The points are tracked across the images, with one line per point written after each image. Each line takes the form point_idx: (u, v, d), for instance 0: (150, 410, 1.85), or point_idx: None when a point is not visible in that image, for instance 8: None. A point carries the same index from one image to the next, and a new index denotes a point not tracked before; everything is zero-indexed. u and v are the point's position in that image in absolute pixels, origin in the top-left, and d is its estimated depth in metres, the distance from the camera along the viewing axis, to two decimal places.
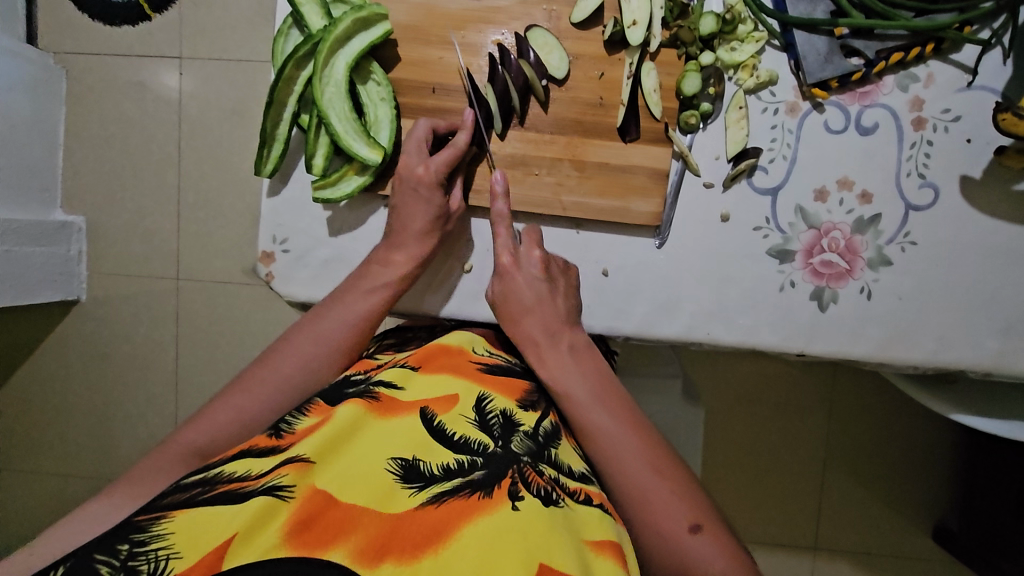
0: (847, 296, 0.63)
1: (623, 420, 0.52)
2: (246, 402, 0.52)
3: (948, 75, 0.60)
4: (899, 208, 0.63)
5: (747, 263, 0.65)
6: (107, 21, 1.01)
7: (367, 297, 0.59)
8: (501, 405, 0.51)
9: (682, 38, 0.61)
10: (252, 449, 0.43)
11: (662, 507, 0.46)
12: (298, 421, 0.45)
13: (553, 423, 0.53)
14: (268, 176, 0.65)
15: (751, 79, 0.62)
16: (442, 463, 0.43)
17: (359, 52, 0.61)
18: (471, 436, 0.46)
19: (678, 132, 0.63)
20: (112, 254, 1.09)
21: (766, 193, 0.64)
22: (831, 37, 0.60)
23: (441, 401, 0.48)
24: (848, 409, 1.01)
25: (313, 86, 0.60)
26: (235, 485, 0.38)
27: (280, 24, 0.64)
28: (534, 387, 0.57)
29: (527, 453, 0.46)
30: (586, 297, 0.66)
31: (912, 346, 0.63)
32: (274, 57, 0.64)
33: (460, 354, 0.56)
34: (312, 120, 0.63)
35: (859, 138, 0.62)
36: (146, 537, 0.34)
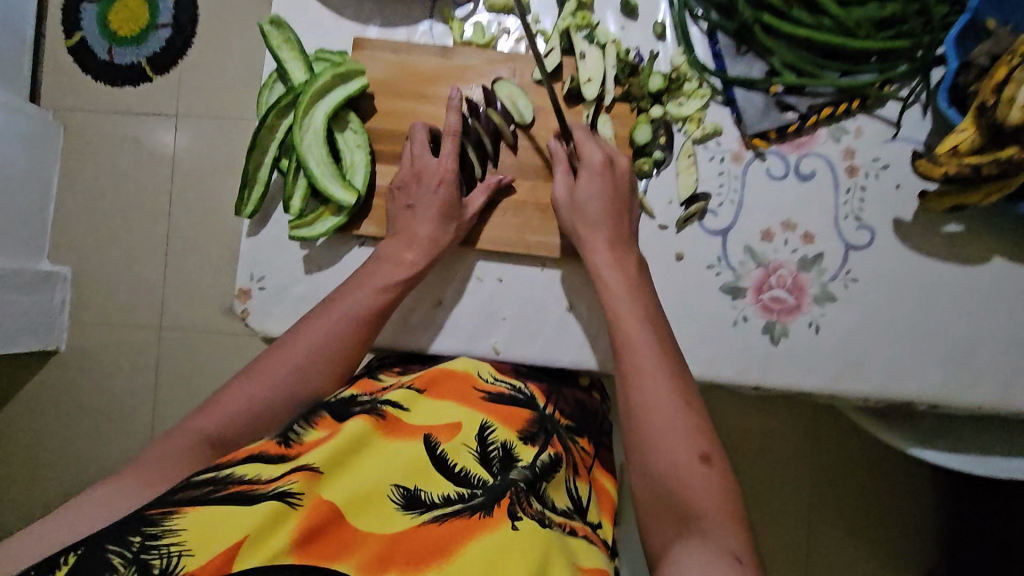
0: (797, 330, 0.66)
1: (666, 378, 0.55)
2: (256, 386, 0.54)
3: (876, 128, 0.67)
4: (839, 248, 0.67)
5: (702, 299, 0.68)
6: (112, 83, 1.07)
7: (369, 292, 0.61)
8: (503, 437, 0.54)
9: (633, 94, 0.67)
10: (258, 450, 0.45)
11: (683, 439, 0.52)
12: (305, 432, 0.48)
13: (551, 456, 0.55)
14: (248, 216, 0.69)
15: (697, 130, 0.68)
16: (443, 492, 0.46)
17: (337, 103, 0.66)
18: (472, 470, 0.49)
19: (633, 177, 0.68)
20: (94, 300, 1.11)
21: (716, 234, 0.68)
22: (767, 94, 0.66)
23: (444, 428, 0.52)
24: (825, 449, 1.02)
25: (293, 133, 0.65)
26: (246, 488, 0.41)
27: (265, 78, 0.69)
28: (535, 416, 0.59)
29: (522, 479, 0.50)
30: (551, 333, 0.69)
31: (864, 379, 0.66)
32: (259, 107, 0.69)
33: (465, 379, 0.59)
34: (291, 164, 0.68)
35: (798, 183, 0.67)
36: (158, 530, 0.37)
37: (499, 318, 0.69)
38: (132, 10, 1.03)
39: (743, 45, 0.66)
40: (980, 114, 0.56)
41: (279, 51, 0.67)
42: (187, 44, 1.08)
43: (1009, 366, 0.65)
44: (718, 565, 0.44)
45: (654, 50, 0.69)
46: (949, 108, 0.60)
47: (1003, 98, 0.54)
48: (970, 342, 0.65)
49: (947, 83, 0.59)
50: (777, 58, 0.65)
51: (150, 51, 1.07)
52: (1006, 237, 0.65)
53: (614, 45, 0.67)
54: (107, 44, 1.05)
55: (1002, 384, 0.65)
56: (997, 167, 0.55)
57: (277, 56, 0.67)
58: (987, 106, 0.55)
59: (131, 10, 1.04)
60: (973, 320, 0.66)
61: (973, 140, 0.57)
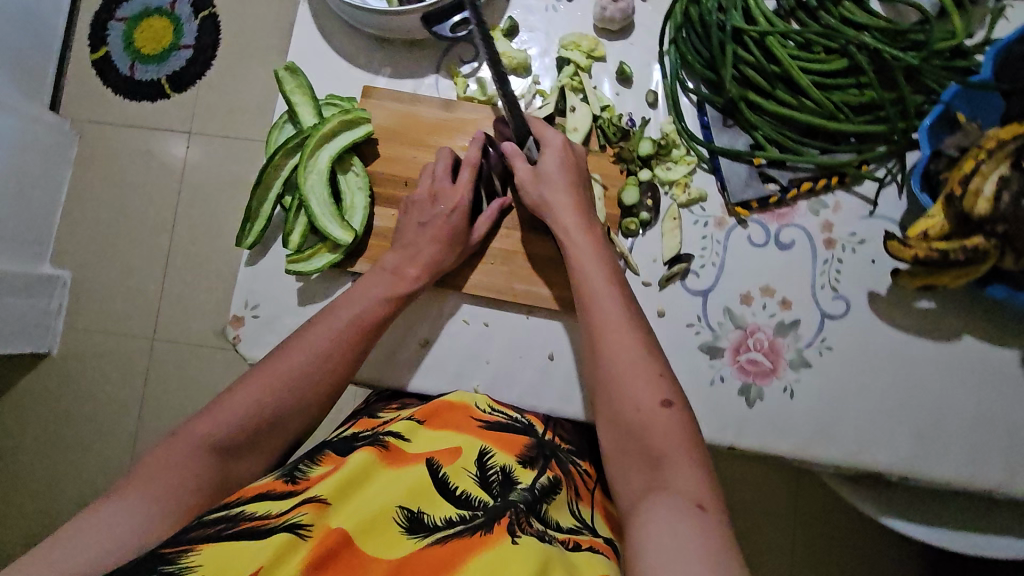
0: (772, 393, 0.68)
1: (625, 331, 0.56)
2: (256, 390, 0.56)
3: (853, 205, 0.70)
4: (815, 316, 0.69)
5: (681, 357, 0.70)
6: (131, 97, 1.14)
7: (372, 301, 0.63)
8: (501, 461, 0.57)
9: (623, 156, 0.71)
10: (267, 490, 0.48)
11: (644, 390, 0.53)
12: (311, 469, 0.51)
13: (550, 478, 0.57)
14: (248, 247, 0.72)
15: (683, 195, 0.71)
16: (445, 514, 0.49)
17: (342, 147, 0.69)
18: (471, 492, 0.52)
19: (621, 235, 0.71)
20: (91, 309, 1.14)
21: (697, 294, 0.71)
22: (750, 165, 0.70)
23: (445, 454, 0.55)
24: (807, 515, 1.03)
25: (298, 173, 0.68)
26: (256, 524, 0.43)
27: (276, 119, 0.73)
28: (533, 442, 0.62)
29: (522, 500, 0.52)
30: (532, 380, 0.71)
31: (834, 446, 0.67)
32: (267, 145, 0.72)
33: (462, 412, 0.62)
34: (294, 202, 0.71)
35: (779, 251, 0.70)
36: (176, 567, 0.39)
37: (482, 361, 0.71)
38: (156, 31, 1.12)
39: (729, 119, 0.70)
40: (949, 204, 0.59)
41: (291, 95, 0.71)
42: (205, 65, 1.15)
43: (974, 443, 0.66)
44: (682, 515, 0.45)
45: (645, 117, 0.72)
46: (921, 193, 0.63)
47: (969, 190, 0.57)
48: (935, 417, 0.67)
49: (920, 170, 0.63)
50: (761, 132, 0.68)
51: (169, 69, 1.14)
52: (976, 316, 0.68)
53: (606, 110, 0.72)
54: (130, 61, 1.13)
55: (968, 460, 0.66)
56: (964, 254, 0.58)
57: (288, 100, 0.70)
58: (955, 196, 0.58)
59: (155, 31, 1.12)
60: (940, 395, 0.68)
61: (942, 228, 0.60)
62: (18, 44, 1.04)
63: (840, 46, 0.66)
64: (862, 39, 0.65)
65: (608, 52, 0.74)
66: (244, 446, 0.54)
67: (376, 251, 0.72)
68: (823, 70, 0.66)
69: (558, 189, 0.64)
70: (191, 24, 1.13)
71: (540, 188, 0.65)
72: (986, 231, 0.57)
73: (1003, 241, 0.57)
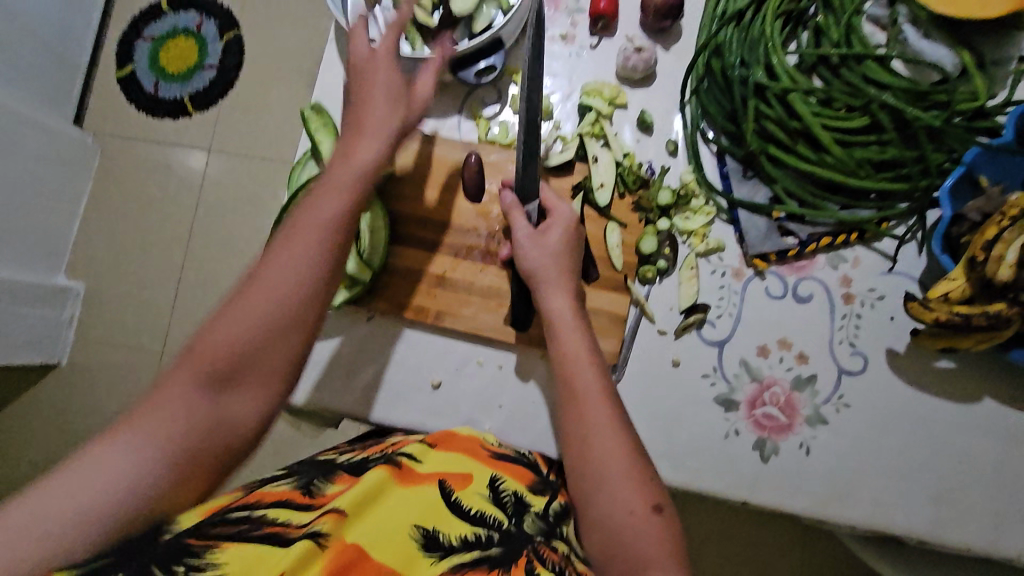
0: (787, 449, 0.67)
1: (618, 433, 0.56)
2: (232, 322, 0.49)
3: (872, 260, 0.70)
4: (833, 371, 0.69)
5: (697, 408, 0.69)
6: (150, 112, 1.17)
7: (344, 198, 0.55)
8: (513, 487, 0.55)
9: (643, 206, 0.71)
10: (284, 498, 0.46)
11: (628, 495, 0.53)
12: (325, 486, 0.49)
13: (561, 507, 0.56)
14: None
15: (701, 245, 0.71)
16: (460, 534, 0.47)
17: None
18: (487, 511, 0.50)
19: (637, 283, 0.71)
20: (104, 323, 1.15)
21: (714, 344, 0.70)
22: (769, 218, 0.70)
23: (457, 477, 0.53)
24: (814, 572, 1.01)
25: None
26: (279, 530, 0.42)
27: (299, 157, 0.74)
28: (540, 478, 0.59)
29: (539, 531, 0.50)
30: (544, 426, 0.70)
31: (850, 506, 0.66)
32: (289, 182, 0.73)
33: (474, 440, 0.60)
34: None
35: (798, 304, 0.70)
36: (202, 562, 0.37)
37: (495, 405, 0.71)
38: (184, 51, 1.16)
39: (750, 171, 0.71)
40: (970, 268, 0.59)
41: (315, 134, 0.72)
42: (228, 86, 1.17)
43: (992, 512, 0.65)
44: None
45: (666, 165, 0.73)
46: (942, 253, 0.63)
47: (992, 256, 0.57)
48: (953, 481, 0.66)
49: (941, 233, 0.62)
50: (780, 186, 0.69)
51: (193, 88, 1.17)
52: (995, 379, 0.67)
53: (627, 158, 0.72)
54: (155, 79, 1.17)
55: (987, 528, 0.65)
56: (986, 320, 0.57)
57: (313, 138, 0.72)
58: (977, 261, 0.58)
59: (182, 51, 1.17)
60: (958, 460, 0.66)
61: (963, 292, 0.59)
62: (49, 61, 1.08)
63: (862, 104, 0.67)
64: (884, 98, 0.66)
65: (630, 100, 0.74)
66: (230, 378, 0.49)
67: (392, 289, 0.72)
68: (845, 127, 0.67)
69: (556, 263, 0.64)
70: (216, 46, 1.17)
71: (539, 254, 0.64)
72: (1009, 299, 0.57)
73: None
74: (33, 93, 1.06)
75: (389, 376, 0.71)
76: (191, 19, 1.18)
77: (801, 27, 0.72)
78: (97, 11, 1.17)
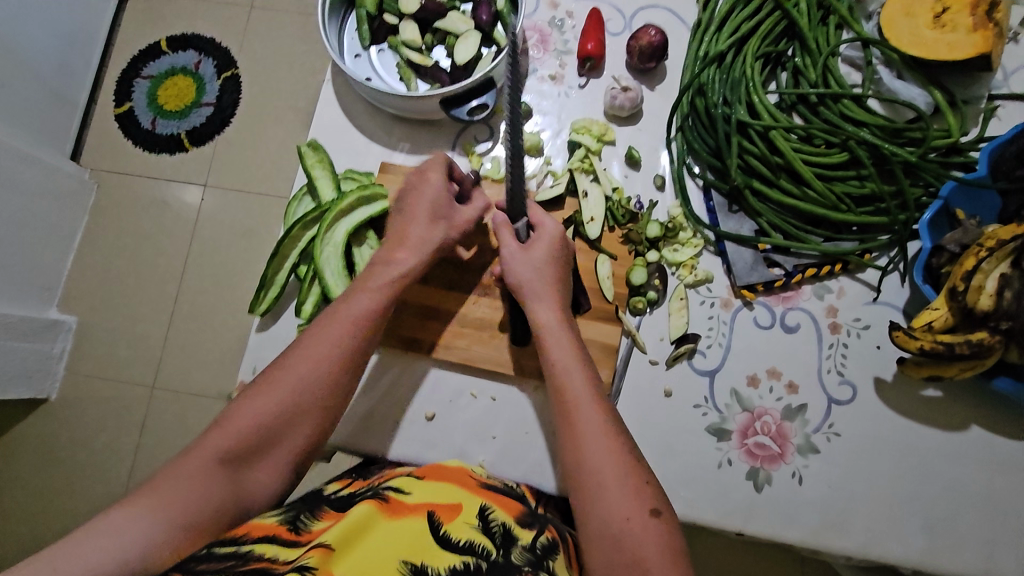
0: (780, 478, 0.67)
1: (610, 441, 0.55)
2: (260, 402, 0.54)
3: (857, 291, 0.71)
4: (822, 400, 0.69)
5: (689, 438, 0.69)
6: (148, 148, 1.19)
7: (375, 292, 0.61)
8: (502, 518, 0.55)
9: (632, 238, 0.73)
10: (270, 532, 0.47)
11: (623, 499, 0.52)
12: (311, 523, 0.49)
13: (550, 539, 0.55)
14: (260, 313, 0.73)
15: (690, 276, 0.72)
16: (447, 565, 0.47)
17: (359, 220, 0.71)
18: (475, 542, 0.50)
19: (628, 313, 0.72)
20: (94, 356, 1.14)
21: (704, 374, 0.71)
22: (755, 250, 0.71)
23: (446, 508, 0.53)
24: None
25: (314, 245, 0.70)
26: (266, 566, 0.43)
27: (296, 192, 0.76)
28: (529, 511, 0.59)
29: (527, 562, 0.49)
30: (539, 458, 0.70)
31: (845, 536, 0.66)
32: (286, 217, 0.75)
33: (463, 472, 0.61)
34: (308, 272, 0.72)
35: (785, 333, 0.71)
36: None
37: (489, 437, 0.71)
38: (181, 89, 1.19)
39: (735, 205, 0.73)
40: (952, 297, 0.60)
41: (312, 170, 0.74)
42: (225, 122, 1.20)
43: (987, 541, 0.65)
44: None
45: (653, 200, 0.75)
46: (924, 284, 0.64)
47: (971, 285, 0.58)
48: (946, 510, 0.66)
49: (921, 262, 0.64)
50: (765, 219, 0.70)
51: (190, 124, 1.20)
52: (982, 406, 0.68)
53: (616, 192, 0.74)
54: (152, 116, 1.20)
55: (982, 556, 0.65)
56: (970, 348, 0.58)
57: (309, 174, 0.73)
58: (958, 290, 0.59)
59: (180, 89, 1.20)
60: (950, 489, 0.67)
61: (945, 318, 0.60)
62: (47, 100, 1.10)
63: (840, 141, 0.69)
64: (862, 135, 0.68)
65: (618, 136, 0.77)
66: (250, 453, 0.52)
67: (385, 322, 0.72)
68: (825, 163, 0.69)
69: (540, 276, 0.64)
70: (214, 84, 1.20)
71: (525, 268, 0.64)
72: (991, 326, 0.58)
73: (1007, 334, 0.58)
74: (31, 131, 1.08)
75: (382, 410, 0.71)
76: (191, 57, 1.22)
77: (780, 68, 0.75)
78: (98, 52, 1.20)
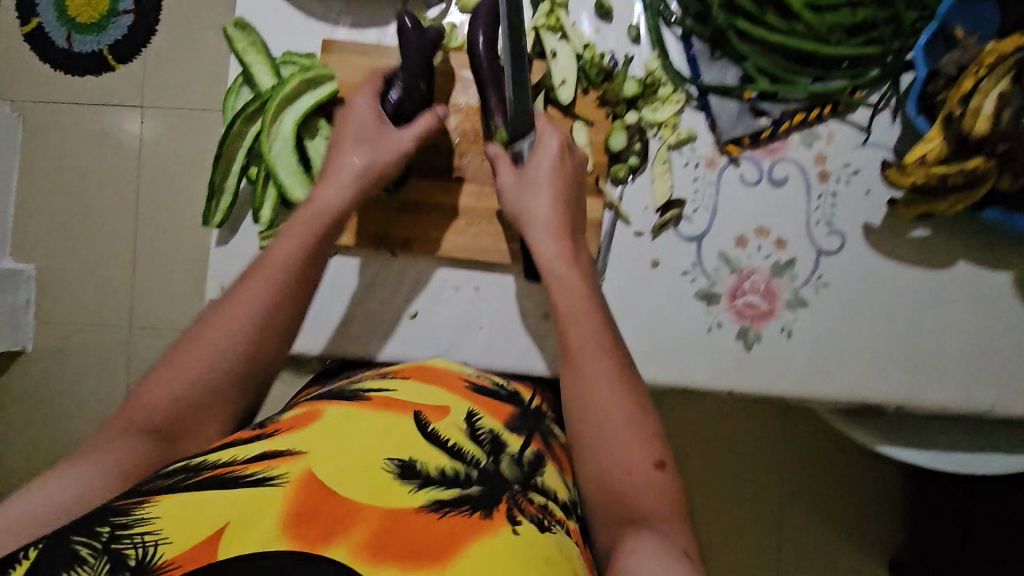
0: (843, 213, 0.68)
1: (603, 377, 0.50)
2: (173, 380, 0.46)
3: (847, 133, 0.68)
4: (858, 136, 0.68)
5: (740, 203, 0.68)
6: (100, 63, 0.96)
7: (329, 192, 0.57)
8: (490, 424, 0.51)
9: (609, 99, 0.68)
10: (232, 439, 0.43)
11: (635, 444, 0.47)
12: (281, 416, 0.47)
13: (535, 451, 0.51)
14: (216, 226, 0.67)
15: (673, 136, 0.68)
16: (438, 465, 0.42)
17: (307, 108, 0.65)
18: (465, 446, 0.45)
19: (610, 184, 0.68)
20: (74, 280, 1.12)
21: (692, 240, 0.68)
22: (741, 100, 0.67)
23: (433, 410, 0.48)
24: (798, 439, 1.09)
25: (262, 140, 0.64)
26: (222, 470, 0.38)
27: (230, 82, 0.68)
28: (518, 413, 0.56)
29: (516, 479, 0.44)
30: (606, 245, 0.68)
31: (907, 245, 0.68)
32: (224, 111, 0.68)
33: (452, 376, 0.57)
34: (260, 173, 0.66)
35: (773, 188, 0.68)
36: (129, 520, 0.34)
37: None
38: None
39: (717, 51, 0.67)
40: (947, 122, 0.58)
41: (245, 53, 0.66)
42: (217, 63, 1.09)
43: None
44: (656, 508, 0.44)
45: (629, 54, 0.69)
46: (918, 116, 0.63)
47: (968, 109, 0.57)
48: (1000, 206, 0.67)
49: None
50: None
51: None
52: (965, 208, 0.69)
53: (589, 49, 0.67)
54: None
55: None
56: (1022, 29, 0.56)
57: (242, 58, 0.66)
58: (954, 116, 0.58)
59: None
60: (930, 324, 0.68)
61: (938, 152, 0.58)
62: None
63: None
64: None
65: None
66: (177, 428, 0.45)
67: (355, 217, 0.68)
68: None
69: (559, 185, 0.60)
70: None
71: (540, 163, 0.60)
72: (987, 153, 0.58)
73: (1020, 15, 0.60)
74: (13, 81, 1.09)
75: (390, 321, 0.69)
76: None
77: None
78: None
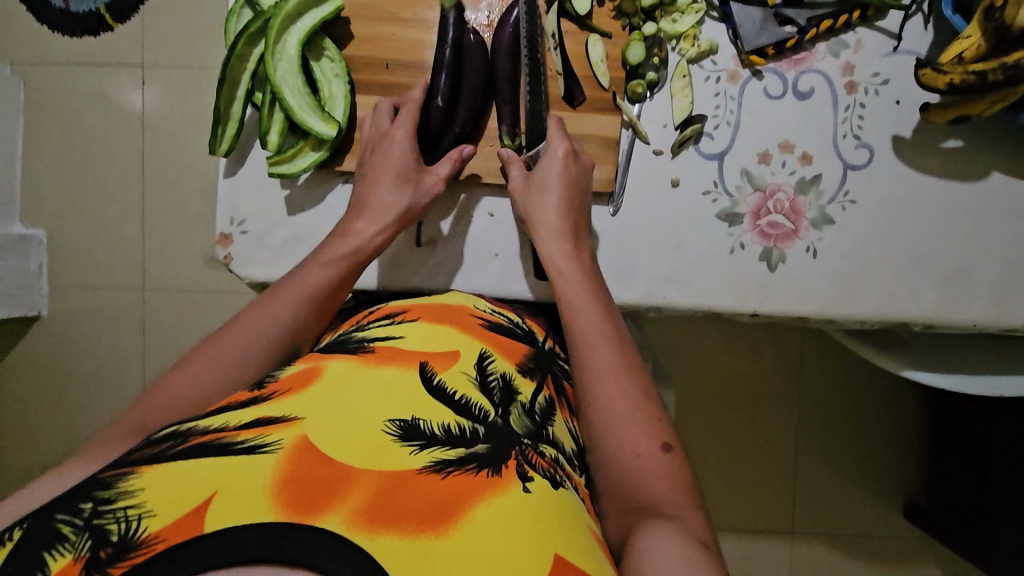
0: (870, 127, 0.66)
1: (614, 375, 0.49)
2: (186, 385, 0.44)
3: (876, 41, 0.65)
4: (887, 43, 0.65)
5: (763, 118, 0.66)
6: None
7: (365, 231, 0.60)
8: (501, 368, 0.49)
9: (625, 10, 0.65)
10: (231, 401, 0.42)
11: (639, 426, 0.46)
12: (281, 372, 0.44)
13: (547, 398, 0.51)
14: (224, 154, 0.66)
15: (692, 49, 0.65)
16: (443, 422, 0.40)
17: (312, 26, 0.63)
18: (472, 397, 0.44)
19: (627, 102, 0.66)
20: (83, 243, 1.11)
21: (713, 158, 0.66)
22: (765, 7, 0.64)
23: (441, 358, 0.47)
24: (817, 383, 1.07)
25: (266, 61, 0.62)
26: (212, 437, 0.36)
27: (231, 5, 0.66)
28: (532, 353, 0.55)
29: (526, 433, 0.43)
30: (625, 165, 0.66)
31: (935, 159, 0.66)
32: (227, 34, 0.65)
33: (463, 311, 0.56)
34: (265, 97, 0.65)
35: (797, 103, 0.65)
36: (113, 494, 0.33)
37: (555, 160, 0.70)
38: None
39: None
40: (987, 18, 0.55)
41: None
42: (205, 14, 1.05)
43: None
44: (658, 496, 0.41)
45: None
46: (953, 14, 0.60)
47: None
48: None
49: None
50: None
51: None
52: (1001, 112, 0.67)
53: None
54: None
55: None
56: None
57: None
58: (996, 8, 0.54)
59: None
60: (958, 243, 0.66)
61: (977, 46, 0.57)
62: None
63: None
64: None
65: None
66: None
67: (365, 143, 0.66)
68: None
69: (567, 189, 0.61)
70: None
71: (542, 171, 0.61)
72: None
73: None
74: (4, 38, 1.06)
75: (407, 253, 0.68)
76: None
77: None
78: None
